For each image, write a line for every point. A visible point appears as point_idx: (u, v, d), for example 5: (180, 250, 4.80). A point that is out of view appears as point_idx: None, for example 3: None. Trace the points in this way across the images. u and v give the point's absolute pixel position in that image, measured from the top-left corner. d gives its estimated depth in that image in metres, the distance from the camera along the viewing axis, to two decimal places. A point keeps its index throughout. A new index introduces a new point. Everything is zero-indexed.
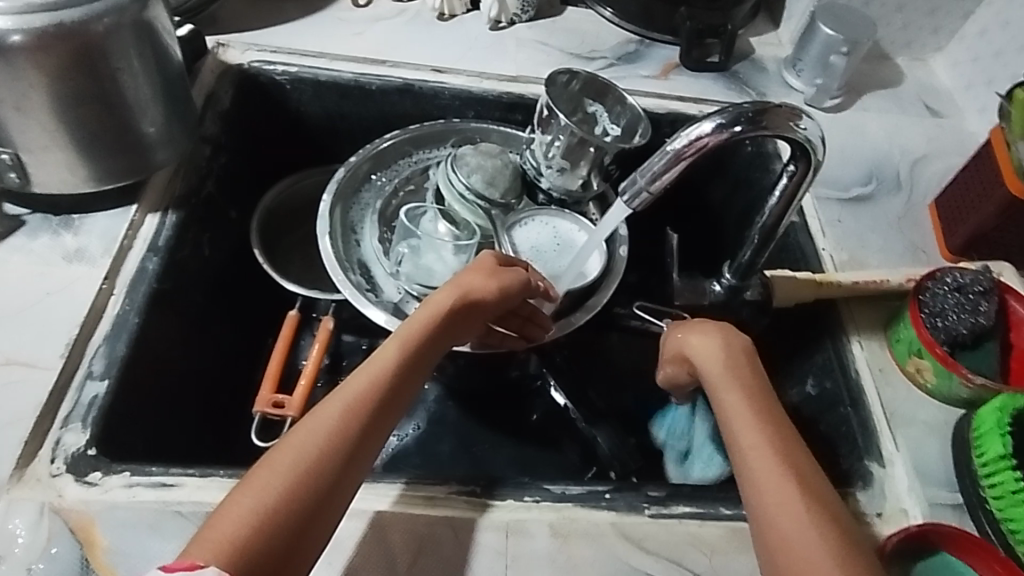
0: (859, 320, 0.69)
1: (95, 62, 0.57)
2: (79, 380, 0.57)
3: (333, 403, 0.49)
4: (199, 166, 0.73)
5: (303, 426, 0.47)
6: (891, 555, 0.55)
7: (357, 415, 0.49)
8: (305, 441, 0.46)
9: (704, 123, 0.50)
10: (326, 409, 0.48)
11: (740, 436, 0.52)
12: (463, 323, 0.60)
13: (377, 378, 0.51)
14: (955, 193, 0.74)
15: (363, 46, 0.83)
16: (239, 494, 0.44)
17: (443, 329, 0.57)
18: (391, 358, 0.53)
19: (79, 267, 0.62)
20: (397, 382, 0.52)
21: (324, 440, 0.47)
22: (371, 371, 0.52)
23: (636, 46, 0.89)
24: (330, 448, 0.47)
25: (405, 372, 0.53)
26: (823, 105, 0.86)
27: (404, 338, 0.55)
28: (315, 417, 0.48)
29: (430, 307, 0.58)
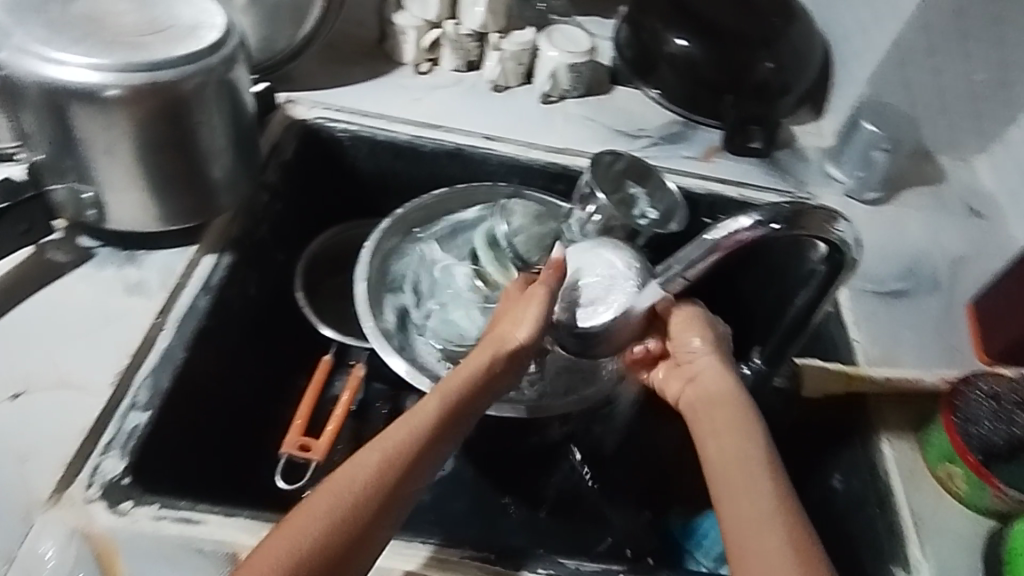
0: (890, 418, 0.68)
1: (180, 115, 0.62)
2: (123, 409, 0.60)
3: (374, 448, 0.53)
4: (257, 212, 0.77)
5: (343, 470, 0.52)
6: None
7: (392, 463, 0.52)
8: (343, 484, 0.51)
9: (743, 218, 0.52)
10: (365, 455, 0.53)
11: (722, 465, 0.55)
12: (508, 377, 0.60)
13: (419, 428, 0.54)
14: (995, 298, 0.74)
15: (421, 111, 0.88)
16: (280, 533, 0.49)
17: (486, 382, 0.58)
18: (432, 407, 0.56)
19: (137, 299, 0.66)
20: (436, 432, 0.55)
21: (360, 484, 0.51)
22: (412, 422, 0.55)
23: (680, 127, 0.92)
24: (368, 492, 0.51)
25: (441, 422, 0.55)
26: (864, 198, 0.87)
27: (447, 389, 0.57)
28: (355, 461, 0.52)
29: (473, 360, 0.59)
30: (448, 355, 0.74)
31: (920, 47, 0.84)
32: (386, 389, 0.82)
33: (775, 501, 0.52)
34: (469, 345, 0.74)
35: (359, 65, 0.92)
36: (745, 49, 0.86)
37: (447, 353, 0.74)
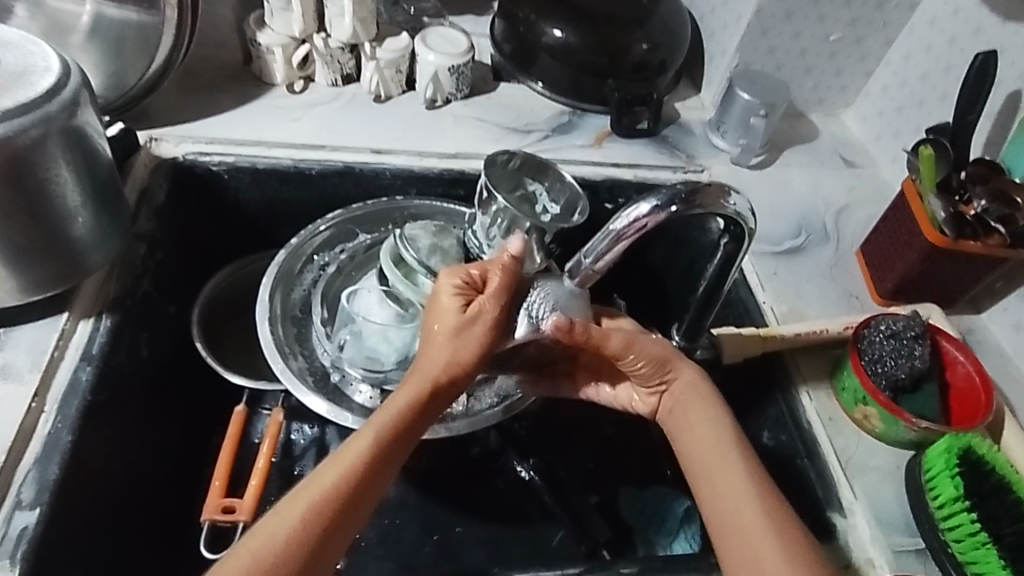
0: (805, 369, 0.71)
1: (23, 173, 0.55)
2: (6, 512, 0.53)
3: (299, 498, 0.49)
4: (135, 265, 0.70)
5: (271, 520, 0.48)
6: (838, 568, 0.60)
7: (321, 513, 0.49)
8: (270, 534, 0.47)
9: (642, 204, 0.54)
10: (292, 508, 0.49)
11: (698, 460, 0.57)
12: (442, 401, 0.57)
13: (350, 467, 0.50)
14: (878, 241, 0.79)
15: (301, 132, 0.83)
16: None
17: (418, 415, 0.55)
18: (364, 443, 0.52)
19: (5, 385, 0.59)
20: (378, 464, 0.52)
21: (290, 533, 0.48)
22: (342, 462, 0.51)
23: (569, 117, 0.93)
24: (293, 544, 0.47)
25: (381, 456, 0.52)
26: (749, 163, 0.91)
27: (381, 426, 0.53)
28: (279, 516, 0.48)
29: (405, 389, 0.55)
30: (370, 382, 0.72)
31: (779, 13, 0.88)
32: (310, 429, 0.78)
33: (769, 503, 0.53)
34: (387, 369, 0.71)
35: (226, 92, 0.86)
36: (619, 31, 0.87)
37: (367, 380, 0.71)
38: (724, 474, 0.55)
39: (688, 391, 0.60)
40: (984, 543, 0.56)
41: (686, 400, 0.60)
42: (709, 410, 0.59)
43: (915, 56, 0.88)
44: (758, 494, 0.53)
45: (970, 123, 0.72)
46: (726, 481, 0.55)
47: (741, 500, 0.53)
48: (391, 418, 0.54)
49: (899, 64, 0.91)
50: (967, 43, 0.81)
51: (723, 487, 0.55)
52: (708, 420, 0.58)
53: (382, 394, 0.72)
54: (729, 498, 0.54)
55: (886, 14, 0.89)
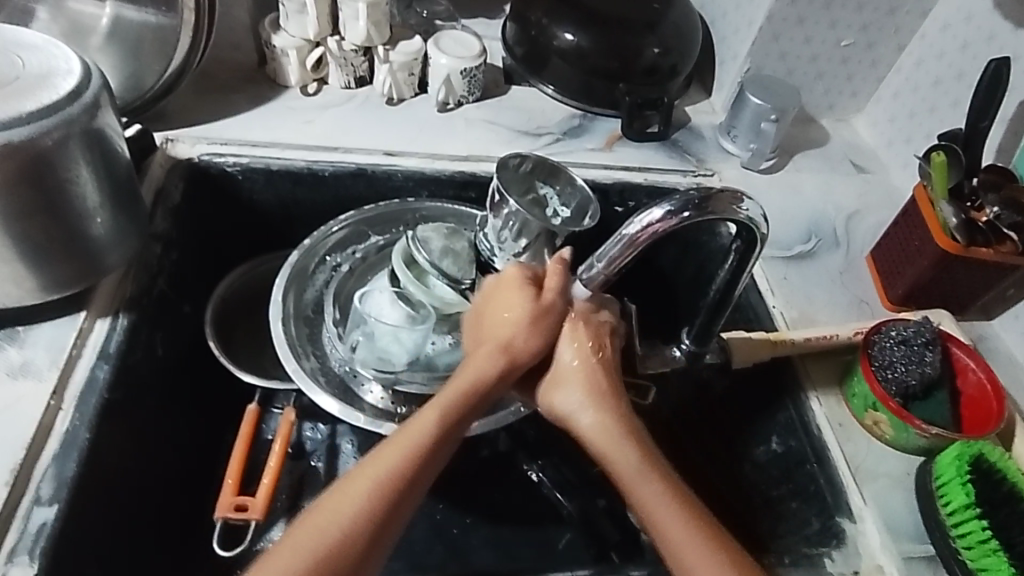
0: (814, 375, 0.71)
1: (44, 174, 0.56)
2: (25, 508, 0.54)
3: (369, 471, 0.51)
4: (151, 265, 0.71)
5: (335, 496, 0.50)
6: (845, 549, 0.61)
7: (384, 493, 0.50)
8: (329, 515, 0.49)
9: (654, 210, 0.54)
10: (357, 483, 0.50)
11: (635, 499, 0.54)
12: (502, 385, 0.58)
13: (408, 447, 0.52)
14: (889, 247, 0.79)
15: (314, 134, 0.84)
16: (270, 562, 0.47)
17: (473, 397, 0.56)
18: (426, 422, 0.53)
19: (24, 383, 0.60)
20: (437, 445, 0.53)
21: (353, 513, 0.49)
22: (404, 442, 0.52)
23: (580, 120, 0.93)
24: (357, 523, 0.49)
25: (439, 439, 0.53)
26: (760, 168, 0.91)
27: (444, 408, 0.54)
28: (350, 487, 0.50)
29: (468, 371, 0.56)
30: (381, 383, 0.73)
31: (790, 19, 0.88)
32: (323, 427, 0.79)
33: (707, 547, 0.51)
34: (399, 370, 0.71)
35: (241, 93, 0.87)
36: (631, 36, 0.87)
37: (379, 380, 0.72)
38: (655, 503, 0.53)
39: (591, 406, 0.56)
40: (995, 550, 0.56)
41: (595, 419, 0.56)
42: (624, 436, 0.55)
43: (927, 61, 0.88)
44: (697, 524, 0.52)
45: (982, 129, 0.72)
46: (673, 526, 0.52)
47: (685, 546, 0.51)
48: (451, 402, 0.55)
49: (912, 69, 0.91)
50: (979, 49, 0.81)
51: (667, 525, 0.52)
52: (624, 446, 0.55)
53: (393, 395, 0.72)
54: (674, 544, 0.51)
55: (899, 20, 0.89)
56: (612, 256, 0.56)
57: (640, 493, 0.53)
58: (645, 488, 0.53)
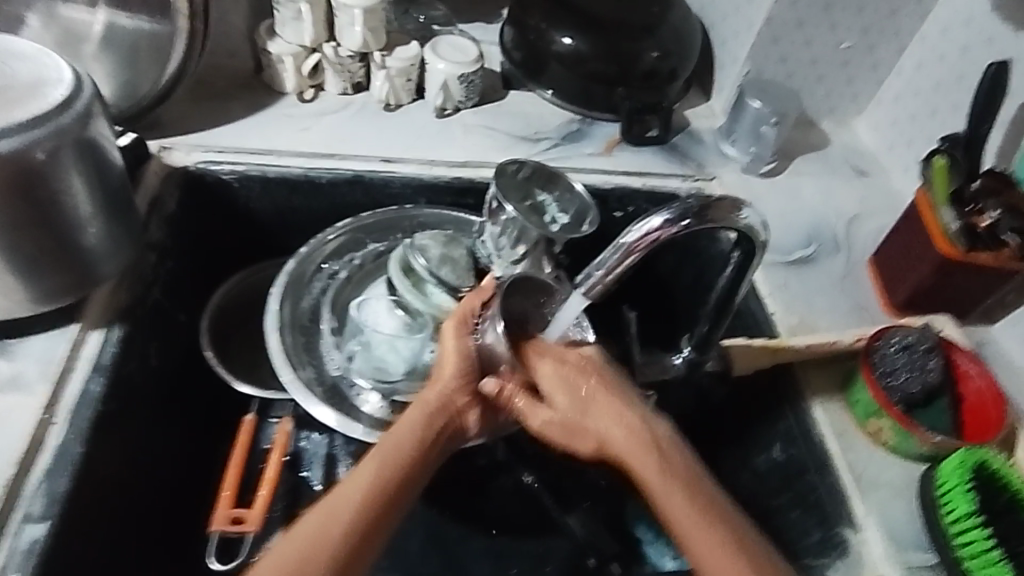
0: (816, 382, 0.70)
1: (36, 186, 0.55)
2: (16, 525, 0.53)
3: (325, 511, 0.51)
4: (145, 275, 0.70)
5: (279, 547, 0.49)
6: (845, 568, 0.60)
7: (331, 536, 0.49)
8: (277, 564, 0.48)
9: (653, 218, 0.54)
10: (300, 533, 0.49)
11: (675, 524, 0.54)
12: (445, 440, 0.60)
13: (364, 492, 0.52)
14: (891, 251, 0.78)
15: (311, 141, 0.83)
16: None
17: (421, 449, 0.57)
18: (372, 470, 0.54)
19: (17, 396, 0.59)
20: (387, 494, 0.53)
21: (302, 557, 0.48)
22: (353, 486, 0.52)
23: (578, 125, 0.92)
24: (306, 566, 0.48)
25: (389, 487, 0.53)
26: (760, 172, 0.90)
27: (387, 453, 0.55)
28: (294, 536, 0.49)
29: (410, 421, 0.58)
30: (379, 392, 0.72)
31: (790, 22, 0.87)
32: (318, 436, 0.77)
33: (713, 538, 0.52)
34: (397, 380, 0.71)
35: (237, 100, 0.86)
36: (629, 40, 0.87)
37: (377, 390, 0.72)
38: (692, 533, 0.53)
39: (636, 454, 0.58)
40: (997, 560, 0.55)
41: (648, 467, 0.57)
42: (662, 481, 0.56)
43: (928, 65, 0.88)
44: (710, 527, 0.53)
45: (983, 134, 0.71)
46: (697, 550, 0.52)
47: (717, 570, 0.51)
48: (398, 451, 0.56)
49: (912, 72, 0.90)
50: (980, 52, 0.80)
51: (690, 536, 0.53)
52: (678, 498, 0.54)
53: (391, 404, 0.72)
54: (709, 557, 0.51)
55: (899, 23, 0.88)
56: (613, 264, 0.56)
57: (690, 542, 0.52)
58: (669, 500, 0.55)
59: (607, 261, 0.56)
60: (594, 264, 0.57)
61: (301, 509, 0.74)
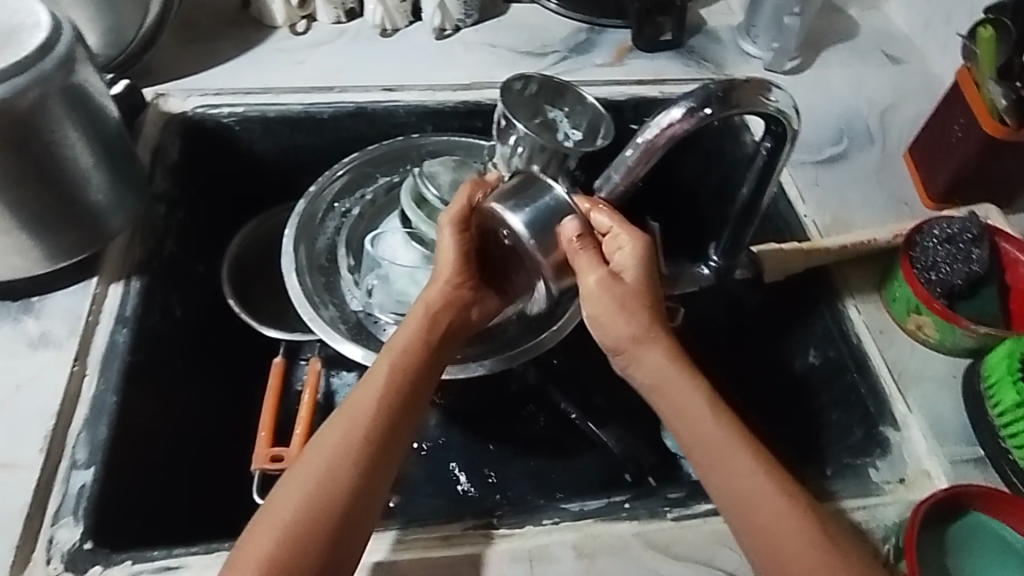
0: (852, 283, 0.68)
1: (31, 138, 0.54)
2: (64, 472, 0.54)
3: (342, 423, 0.51)
4: (157, 226, 0.69)
5: (306, 457, 0.50)
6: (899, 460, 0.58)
7: (353, 438, 0.50)
8: (306, 473, 0.49)
9: (672, 110, 0.50)
10: (325, 440, 0.50)
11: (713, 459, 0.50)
12: (458, 328, 0.58)
13: (373, 395, 0.52)
14: (928, 140, 0.73)
15: (309, 75, 0.80)
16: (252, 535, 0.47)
17: (430, 342, 0.56)
18: (383, 373, 0.53)
19: (47, 353, 0.60)
20: (397, 391, 0.53)
21: (327, 466, 0.49)
22: (367, 390, 0.53)
23: (586, 34, 0.87)
24: (333, 472, 0.49)
25: (398, 385, 0.53)
26: (784, 68, 0.84)
27: (396, 356, 0.55)
28: (317, 447, 0.50)
29: (416, 312, 0.57)
30: None
31: None
32: (351, 375, 0.77)
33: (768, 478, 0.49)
34: None
35: (226, 39, 0.83)
36: None
37: (400, 325, 0.71)
38: (757, 495, 0.48)
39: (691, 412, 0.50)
40: None
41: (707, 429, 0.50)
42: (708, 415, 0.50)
43: None
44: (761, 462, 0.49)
45: None
46: (755, 499, 0.48)
47: (780, 520, 0.47)
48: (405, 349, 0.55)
49: None
50: None
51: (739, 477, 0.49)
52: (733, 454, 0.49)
53: None
54: (752, 492, 0.48)
55: None
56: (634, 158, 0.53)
57: (741, 491, 0.49)
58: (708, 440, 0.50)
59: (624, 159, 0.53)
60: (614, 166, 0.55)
61: None
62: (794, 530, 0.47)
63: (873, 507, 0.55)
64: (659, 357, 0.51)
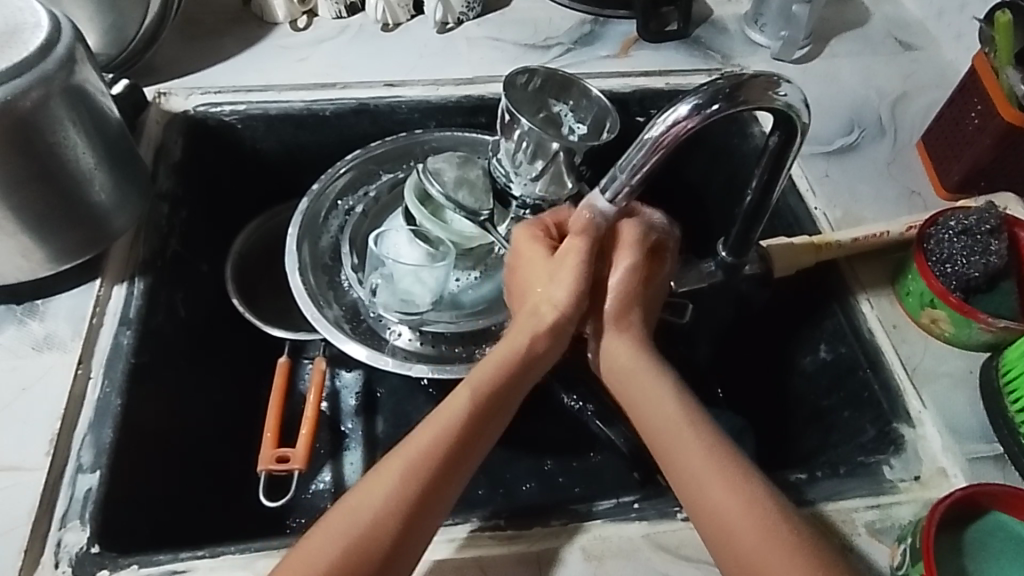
0: (864, 277, 0.67)
1: (31, 139, 0.53)
2: (70, 475, 0.54)
3: (402, 456, 0.49)
4: (160, 226, 0.69)
5: (364, 486, 0.48)
6: (914, 457, 0.57)
7: (416, 477, 0.48)
8: (361, 505, 0.47)
9: (679, 107, 0.49)
10: (388, 470, 0.48)
11: (739, 527, 0.47)
12: (539, 366, 0.56)
13: (444, 430, 0.50)
14: (941, 130, 0.72)
15: (310, 71, 0.79)
16: (297, 558, 0.45)
17: (511, 379, 0.54)
18: (462, 407, 0.51)
19: (51, 355, 0.59)
20: (471, 429, 0.51)
21: (383, 501, 0.47)
22: (441, 422, 0.50)
23: (591, 26, 0.86)
24: (388, 509, 0.47)
25: (473, 424, 0.51)
26: (793, 57, 0.83)
27: (478, 389, 0.52)
28: (378, 478, 0.48)
29: (510, 343, 0.55)
30: (408, 325, 0.70)
31: None
32: (352, 374, 0.78)
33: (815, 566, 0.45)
34: (424, 309, 0.70)
35: (228, 36, 0.82)
36: None
37: (405, 323, 0.70)
38: (716, 493, 0.48)
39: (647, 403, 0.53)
40: None
41: (730, 496, 0.48)
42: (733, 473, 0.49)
43: None
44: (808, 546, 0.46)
45: None
46: None
47: None
48: (488, 384, 0.53)
49: None
50: None
51: (775, 560, 0.45)
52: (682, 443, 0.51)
53: (421, 335, 0.70)
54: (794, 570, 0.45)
55: None
56: (643, 158, 0.51)
57: (765, 569, 0.45)
58: (711, 489, 0.48)
59: (630, 158, 0.51)
60: (619, 166, 0.53)
61: (346, 443, 0.74)
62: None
63: (887, 506, 0.54)
64: (623, 350, 0.56)
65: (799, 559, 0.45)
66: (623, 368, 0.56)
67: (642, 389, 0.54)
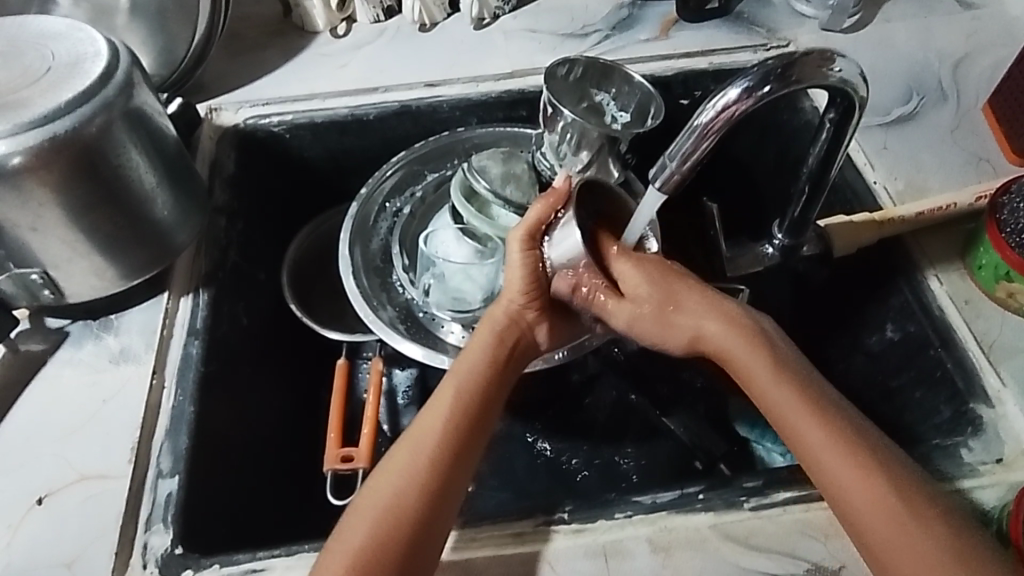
0: (930, 251, 0.64)
1: (97, 164, 0.56)
2: (151, 481, 0.57)
3: (423, 430, 0.53)
4: (219, 239, 0.71)
5: (386, 467, 0.52)
6: (991, 438, 0.55)
7: (430, 452, 0.52)
8: (386, 484, 0.51)
9: (729, 90, 0.47)
10: (403, 450, 0.53)
11: (844, 485, 0.49)
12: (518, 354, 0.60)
13: (449, 412, 0.54)
14: (1011, 90, 0.68)
15: (353, 77, 0.81)
16: (333, 543, 0.48)
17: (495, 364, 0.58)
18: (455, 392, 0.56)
19: (127, 368, 0.62)
20: (467, 409, 0.55)
21: (403, 476, 0.51)
22: (440, 407, 0.55)
23: (628, 10, 0.84)
24: (410, 481, 0.51)
25: (470, 406, 0.55)
26: (843, 26, 0.80)
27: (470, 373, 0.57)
28: (395, 459, 0.52)
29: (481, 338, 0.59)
30: (460, 322, 0.71)
31: None
32: (406, 372, 0.79)
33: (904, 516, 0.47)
34: (476, 307, 0.70)
35: (271, 48, 0.84)
36: None
37: (458, 321, 0.70)
38: (842, 478, 0.49)
39: (770, 384, 0.54)
40: None
41: (835, 464, 0.49)
42: (824, 432, 0.50)
43: None
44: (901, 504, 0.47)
45: None
46: (885, 534, 0.47)
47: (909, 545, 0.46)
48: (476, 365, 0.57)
49: None
50: None
51: (869, 516, 0.48)
52: (812, 426, 0.51)
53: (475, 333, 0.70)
54: (885, 521, 0.47)
55: None
56: (693, 141, 0.48)
57: (865, 525, 0.48)
58: (829, 465, 0.49)
59: (681, 142, 0.48)
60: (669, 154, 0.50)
61: None
62: (922, 530, 0.47)
63: (968, 490, 0.52)
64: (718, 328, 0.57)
65: (895, 516, 0.47)
66: (725, 336, 0.57)
67: (760, 369, 0.55)
